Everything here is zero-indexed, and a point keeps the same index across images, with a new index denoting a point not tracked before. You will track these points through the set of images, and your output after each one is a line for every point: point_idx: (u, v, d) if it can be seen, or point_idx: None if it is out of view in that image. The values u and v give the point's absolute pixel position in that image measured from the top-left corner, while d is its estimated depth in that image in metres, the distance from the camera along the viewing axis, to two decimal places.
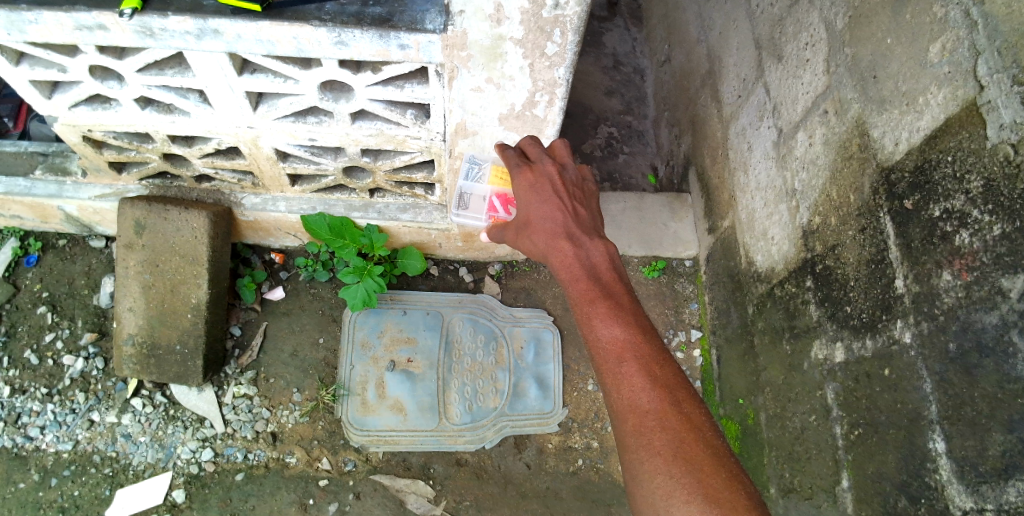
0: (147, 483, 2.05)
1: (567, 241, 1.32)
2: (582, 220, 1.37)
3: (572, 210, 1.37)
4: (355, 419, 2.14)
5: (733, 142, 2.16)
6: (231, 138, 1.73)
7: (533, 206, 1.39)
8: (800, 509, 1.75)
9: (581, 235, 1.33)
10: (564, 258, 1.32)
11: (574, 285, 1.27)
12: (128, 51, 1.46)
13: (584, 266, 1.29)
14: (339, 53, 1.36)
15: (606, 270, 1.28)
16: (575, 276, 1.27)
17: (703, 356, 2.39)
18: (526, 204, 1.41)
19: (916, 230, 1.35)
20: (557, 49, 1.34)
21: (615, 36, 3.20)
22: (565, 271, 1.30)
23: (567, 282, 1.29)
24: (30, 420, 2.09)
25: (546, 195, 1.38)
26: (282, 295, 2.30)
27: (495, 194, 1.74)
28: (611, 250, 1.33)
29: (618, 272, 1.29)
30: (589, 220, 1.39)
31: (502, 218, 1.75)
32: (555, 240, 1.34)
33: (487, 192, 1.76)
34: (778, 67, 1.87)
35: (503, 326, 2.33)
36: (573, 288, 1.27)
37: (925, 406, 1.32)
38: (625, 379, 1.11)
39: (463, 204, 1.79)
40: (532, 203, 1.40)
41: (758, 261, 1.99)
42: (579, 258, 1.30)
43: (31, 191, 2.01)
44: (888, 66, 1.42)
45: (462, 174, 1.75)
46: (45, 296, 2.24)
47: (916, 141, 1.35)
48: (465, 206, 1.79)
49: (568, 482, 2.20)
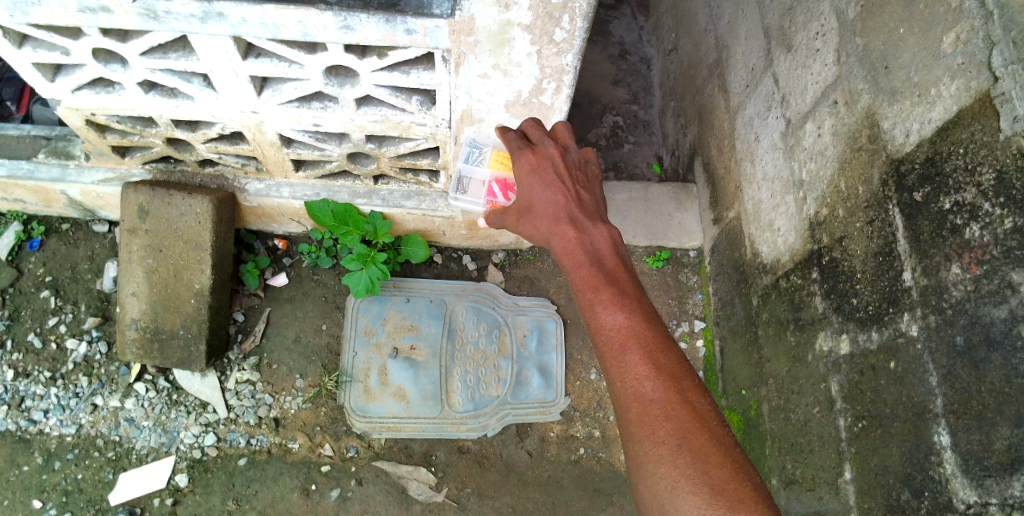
0: (150, 468, 2.05)
1: (570, 227, 1.31)
2: (584, 205, 1.36)
3: (575, 196, 1.37)
4: (357, 406, 2.14)
5: (740, 132, 2.15)
6: (234, 123, 1.71)
7: (536, 191, 1.39)
8: (803, 500, 1.76)
9: (584, 220, 1.32)
10: (567, 243, 1.31)
11: (577, 272, 1.26)
12: (132, 34, 1.45)
13: (587, 252, 1.28)
14: (345, 37, 1.34)
15: (609, 255, 1.28)
16: (578, 262, 1.26)
17: (706, 347, 2.39)
18: (528, 189, 1.40)
19: (924, 223, 1.34)
20: (565, 36, 1.33)
21: (621, 24, 3.17)
22: (568, 257, 1.29)
23: (570, 268, 1.28)
24: (33, 404, 2.09)
25: (549, 179, 1.38)
26: (286, 282, 2.29)
27: (494, 179, 1.74)
28: (614, 236, 1.32)
29: (622, 257, 1.28)
30: (592, 205, 1.38)
31: (499, 203, 1.74)
32: (558, 226, 1.33)
33: (487, 176, 1.75)
34: (787, 56, 1.85)
35: (507, 314, 2.32)
36: (576, 274, 1.26)
37: (931, 400, 1.32)
38: (629, 367, 1.10)
39: (462, 187, 1.79)
40: (535, 188, 1.39)
41: (764, 252, 1.98)
42: (583, 243, 1.29)
43: (33, 174, 2.00)
44: (900, 56, 1.40)
45: (462, 157, 1.74)
46: (48, 280, 2.23)
47: (927, 133, 1.33)
48: (463, 189, 1.79)
49: (569, 471, 2.20)
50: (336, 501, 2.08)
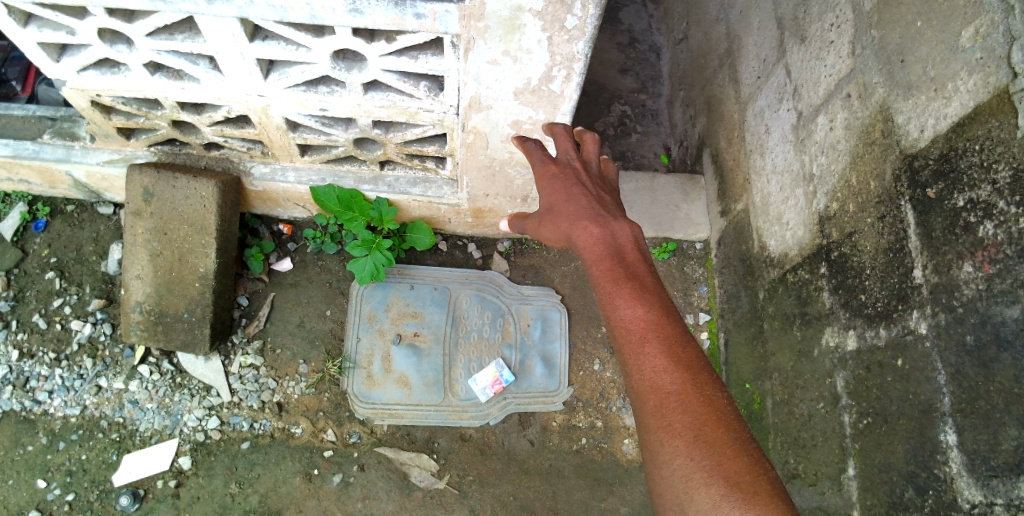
0: (154, 450, 2.06)
1: (592, 221, 1.30)
2: (605, 203, 1.36)
3: (598, 194, 1.37)
4: (360, 392, 2.15)
5: (750, 123, 2.12)
6: (241, 106, 1.70)
7: (558, 188, 1.38)
8: (805, 495, 1.75)
9: (606, 216, 1.32)
10: (588, 237, 1.29)
11: (597, 265, 1.25)
12: (138, 14, 1.43)
13: (609, 247, 1.27)
14: (353, 21, 1.33)
15: (630, 250, 1.27)
16: (598, 255, 1.26)
17: (710, 339, 2.37)
18: (550, 190, 1.40)
19: (937, 219, 1.33)
20: (577, 22, 1.30)
21: (632, 12, 3.13)
22: (589, 250, 1.27)
23: (590, 261, 1.27)
24: (38, 384, 2.10)
25: (570, 180, 1.38)
26: (290, 267, 2.29)
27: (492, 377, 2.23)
28: (636, 232, 1.31)
29: (642, 253, 1.28)
30: (613, 204, 1.38)
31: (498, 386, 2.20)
32: (580, 220, 1.31)
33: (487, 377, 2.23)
34: (800, 48, 1.82)
35: (511, 303, 2.32)
36: (596, 268, 1.25)
37: (938, 398, 1.31)
38: (647, 360, 1.09)
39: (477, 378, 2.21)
40: (557, 187, 1.39)
41: (771, 246, 1.97)
42: (604, 237, 1.28)
43: (38, 155, 1.99)
44: (917, 50, 1.38)
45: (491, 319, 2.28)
46: (52, 262, 2.23)
47: (942, 129, 1.31)
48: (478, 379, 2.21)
49: (570, 461, 2.20)
50: (338, 486, 2.09)
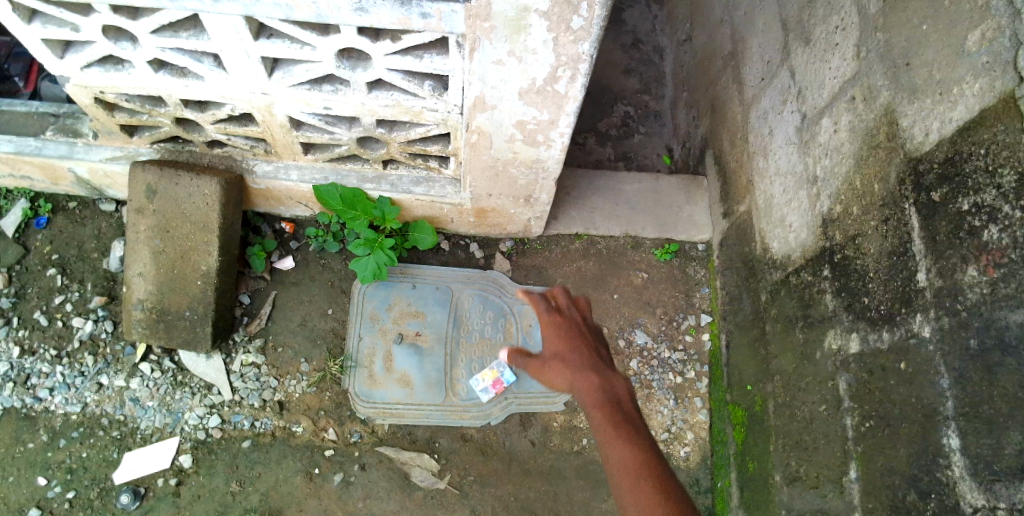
0: (155, 448, 2.06)
1: (593, 373, 1.41)
2: (603, 364, 1.46)
3: (597, 360, 1.47)
4: (362, 391, 2.15)
5: (754, 125, 2.12)
6: (244, 104, 1.69)
7: (559, 339, 1.52)
8: (806, 498, 1.74)
9: (605, 371, 1.42)
10: (589, 384, 1.39)
11: (595, 408, 1.33)
12: (143, 11, 1.43)
13: (607, 395, 1.36)
14: (359, 20, 1.32)
15: (626, 400, 1.36)
16: (597, 398, 1.35)
17: (712, 341, 2.35)
18: (552, 353, 1.50)
19: (941, 223, 1.33)
20: (583, 23, 1.30)
21: (635, 13, 3.13)
22: (588, 397, 1.36)
23: (588, 404, 1.35)
24: (39, 382, 2.10)
25: (573, 349, 1.49)
26: (292, 265, 2.29)
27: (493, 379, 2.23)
28: (631, 386, 1.41)
29: (636, 403, 1.37)
30: (611, 363, 1.48)
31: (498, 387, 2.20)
32: (583, 372, 1.42)
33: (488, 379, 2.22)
34: (805, 50, 1.82)
35: (513, 303, 2.32)
36: (594, 409, 1.33)
37: (941, 402, 1.31)
38: (638, 489, 1.13)
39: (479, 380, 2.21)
40: (558, 339, 1.52)
41: (774, 248, 1.97)
42: (603, 386, 1.38)
43: (41, 152, 1.98)
44: (922, 53, 1.38)
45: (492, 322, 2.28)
46: (54, 258, 2.23)
47: (947, 133, 1.31)
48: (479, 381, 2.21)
49: (571, 461, 2.20)
50: (339, 486, 2.09)
